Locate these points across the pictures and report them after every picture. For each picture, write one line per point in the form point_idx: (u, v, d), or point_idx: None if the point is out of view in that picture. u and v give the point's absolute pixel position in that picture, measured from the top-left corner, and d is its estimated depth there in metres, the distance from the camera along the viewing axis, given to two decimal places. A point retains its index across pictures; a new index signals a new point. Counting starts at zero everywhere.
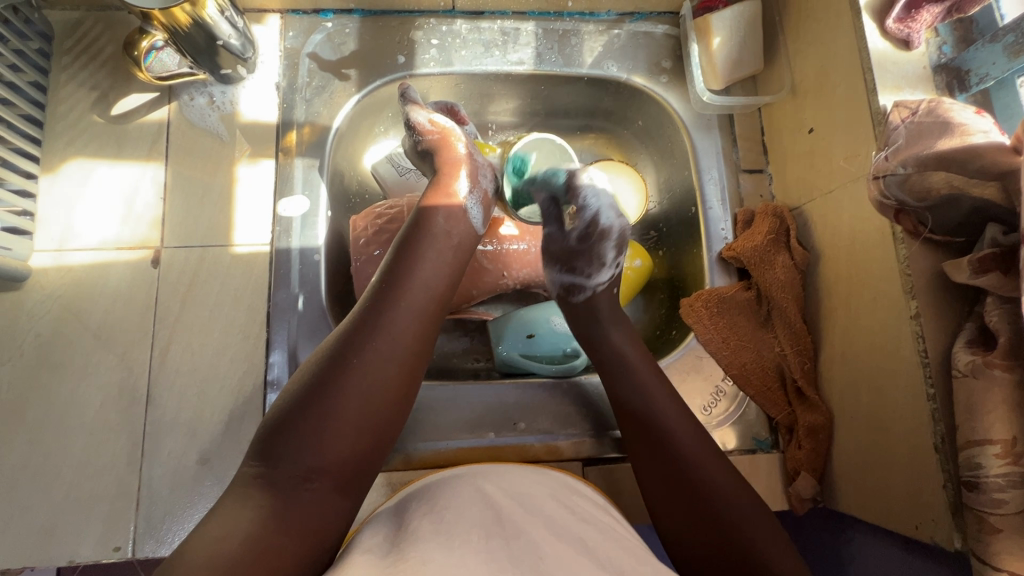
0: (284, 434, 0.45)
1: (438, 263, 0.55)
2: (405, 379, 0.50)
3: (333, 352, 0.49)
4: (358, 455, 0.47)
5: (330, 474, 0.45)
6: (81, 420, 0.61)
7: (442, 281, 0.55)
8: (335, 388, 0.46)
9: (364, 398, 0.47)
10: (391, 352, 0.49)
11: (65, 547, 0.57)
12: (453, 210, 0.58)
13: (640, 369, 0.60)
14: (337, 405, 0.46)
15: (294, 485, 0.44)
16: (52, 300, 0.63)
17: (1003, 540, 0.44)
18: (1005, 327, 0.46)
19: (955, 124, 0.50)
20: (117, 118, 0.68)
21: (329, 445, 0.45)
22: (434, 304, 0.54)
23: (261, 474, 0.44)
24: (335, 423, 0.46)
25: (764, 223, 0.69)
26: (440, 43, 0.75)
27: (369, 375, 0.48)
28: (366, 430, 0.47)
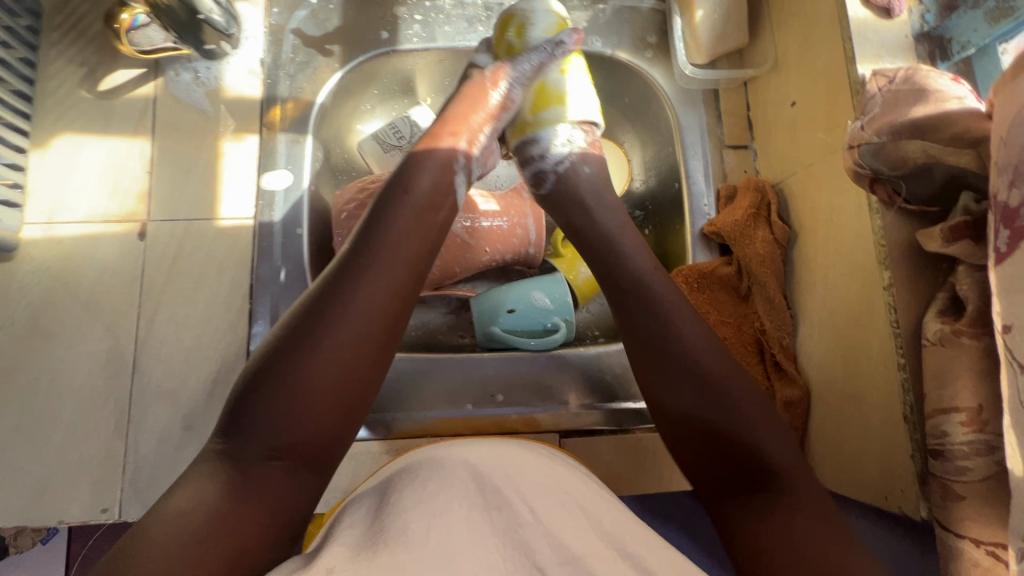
0: (248, 409, 0.43)
1: (416, 231, 0.49)
2: (379, 347, 0.47)
3: (299, 322, 0.45)
4: (326, 424, 0.45)
5: (297, 453, 0.44)
6: (71, 387, 0.63)
7: (421, 256, 0.50)
8: (298, 363, 0.43)
9: (326, 374, 0.44)
10: (360, 325, 0.45)
11: (56, 508, 0.60)
12: (441, 177, 0.53)
13: (676, 316, 0.53)
14: (299, 380, 0.43)
15: (256, 459, 0.43)
16: (42, 271, 0.65)
17: (966, 507, 0.44)
18: (974, 295, 0.46)
19: (930, 91, 0.49)
20: (105, 94, 0.69)
21: (298, 423, 0.43)
22: (413, 275, 0.49)
23: (225, 451, 0.43)
24: (299, 398, 0.43)
25: (745, 198, 0.68)
26: (424, 19, 0.75)
27: (337, 349, 0.44)
28: (333, 400, 0.45)
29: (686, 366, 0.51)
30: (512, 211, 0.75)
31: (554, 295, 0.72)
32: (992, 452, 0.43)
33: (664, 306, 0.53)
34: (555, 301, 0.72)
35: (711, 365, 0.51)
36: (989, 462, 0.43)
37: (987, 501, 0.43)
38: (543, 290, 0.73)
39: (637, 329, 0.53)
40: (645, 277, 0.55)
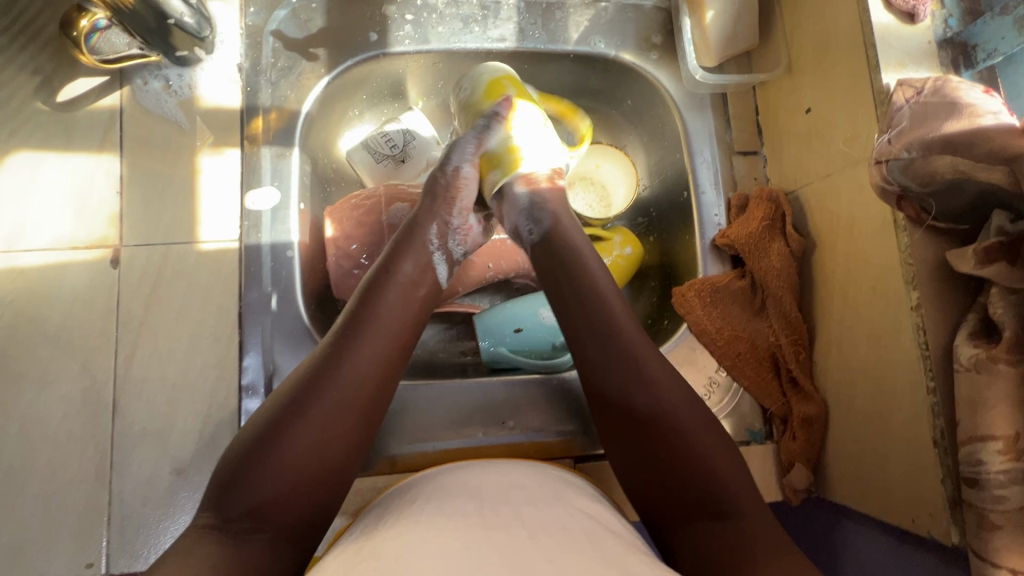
0: (237, 482, 0.45)
1: (401, 308, 0.53)
2: (363, 422, 0.50)
3: (289, 399, 0.48)
4: (315, 490, 0.47)
5: (278, 522, 0.45)
6: (43, 433, 0.57)
7: (406, 329, 0.53)
8: (287, 434, 0.46)
9: (318, 444, 0.47)
10: (343, 400, 0.48)
11: (35, 565, 0.55)
12: (421, 258, 0.56)
13: (635, 349, 0.52)
14: (291, 452, 0.46)
15: (243, 532, 0.44)
16: (4, 306, 0.59)
17: (1002, 537, 0.43)
18: (1010, 319, 0.44)
19: (962, 105, 0.47)
20: (64, 106, 0.63)
21: (282, 490, 0.45)
22: (397, 348, 0.52)
23: (213, 522, 0.44)
24: (291, 469, 0.45)
25: (759, 208, 0.66)
26: (416, 19, 0.70)
27: (323, 421, 0.47)
28: (316, 473, 0.47)
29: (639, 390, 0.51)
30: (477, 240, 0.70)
31: None
32: None
33: (630, 333, 0.53)
34: None
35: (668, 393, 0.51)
36: None
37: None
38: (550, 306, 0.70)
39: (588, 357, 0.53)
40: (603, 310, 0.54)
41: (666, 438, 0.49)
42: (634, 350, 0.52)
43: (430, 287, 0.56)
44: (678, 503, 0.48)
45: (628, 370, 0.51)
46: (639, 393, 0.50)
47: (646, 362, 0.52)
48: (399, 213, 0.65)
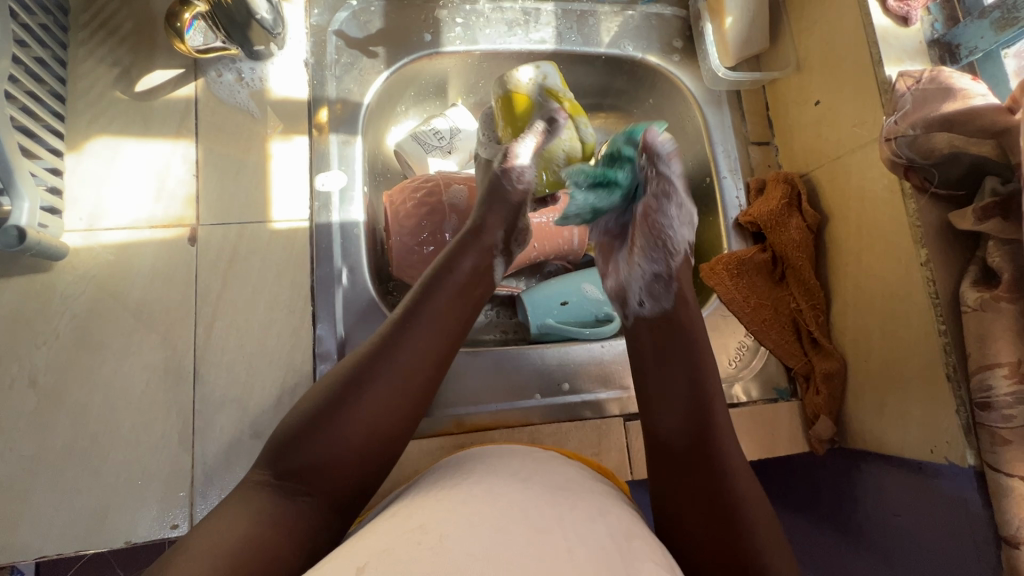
0: (296, 446, 0.48)
1: (455, 304, 0.56)
2: (413, 410, 0.52)
3: (350, 377, 0.51)
4: (364, 463, 0.49)
5: (323, 487, 0.48)
6: (127, 399, 0.60)
7: (458, 324, 0.55)
8: (346, 407, 0.49)
9: (372, 422, 0.49)
10: (396, 385, 0.50)
11: (121, 527, 0.57)
12: (479, 258, 0.58)
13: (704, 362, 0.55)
14: (348, 424, 0.49)
15: (292, 491, 0.47)
16: (86, 281, 0.61)
17: (1013, 450, 0.51)
18: (1008, 265, 0.53)
19: (956, 91, 0.56)
20: (143, 95, 0.67)
21: (335, 456, 0.48)
22: (450, 343, 0.54)
23: (269, 478, 0.48)
24: (344, 439, 0.48)
25: (776, 189, 0.74)
26: (465, 22, 0.77)
27: (380, 401, 0.50)
28: (366, 448, 0.49)
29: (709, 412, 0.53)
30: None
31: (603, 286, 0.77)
32: None
33: (692, 327, 0.57)
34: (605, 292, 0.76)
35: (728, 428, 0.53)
36: None
37: None
38: (592, 281, 0.77)
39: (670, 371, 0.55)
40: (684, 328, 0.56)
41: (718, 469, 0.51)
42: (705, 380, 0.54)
43: (482, 282, 0.58)
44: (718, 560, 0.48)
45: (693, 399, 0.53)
46: (689, 420, 0.53)
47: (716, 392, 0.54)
48: (458, 194, 0.71)
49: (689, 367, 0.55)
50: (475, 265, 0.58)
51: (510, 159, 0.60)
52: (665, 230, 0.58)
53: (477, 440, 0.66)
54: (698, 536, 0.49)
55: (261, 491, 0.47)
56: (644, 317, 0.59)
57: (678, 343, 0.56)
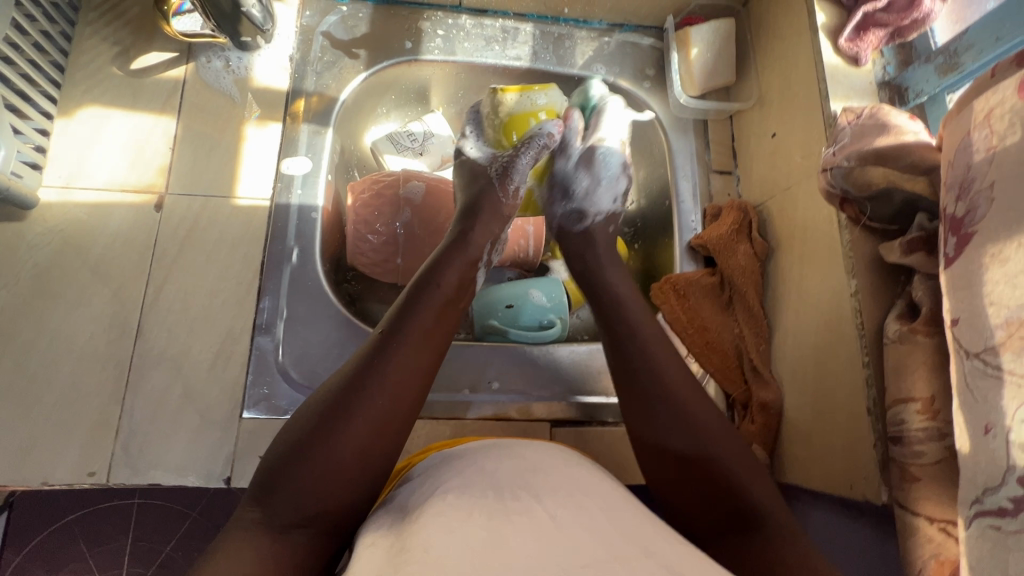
0: (281, 478, 0.45)
1: (442, 318, 0.53)
2: (402, 428, 0.49)
3: (335, 402, 0.47)
4: (354, 491, 0.46)
5: (323, 521, 0.45)
6: (70, 348, 0.63)
7: (444, 336, 0.53)
8: (335, 434, 0.45)
9: (363, 447, 0.46)
10: (389, 404, 0.48)
11: (42, 468, 0.59)
12: (463, 271, 0.58)
13: (658, 350, 0.56)
14: (338, 452, 0.45)
15: (285, 527, 0.43)
16: (53, 234, 0.65)
17: (921, 488, 0.49)
18: (928, 299, 0.52)
19: (892, 126, 0.57)
20: (136, 72, 0.72)
21: (323, 488, 0.44)
22: (434, 355, 0.52)
23: (260, 518, 0.43)
24: (334, 472, 0.45)
25: (729, 216, 0.75)
26: (446, 34, 0.82)
27: (368, 425, 0.46)
28: (360, 474, 0.46)
29: (654, 376, 0.54)
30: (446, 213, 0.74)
31: (550, 293, 0.76)
32: (943, 438, 0.48)
33: (633, 312, 0.59)
34: (552, 299, 0.76)
35: (682, 390, 0.53)
36: (940, 446, 0.49)
37: (939, 482, 0.48)
38: (540, 287, 0.76)
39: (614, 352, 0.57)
40: (620, 304, 0.61)
41: (677, 417, 0.52)
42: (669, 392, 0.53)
43: (467, 289, 0.58)
44: (711, 514, 0.48)
45: (649, 402, 0.53)
46: (686, 434, 0.51)
47: (666, 359, 0.55)
48: (415, 189, 0.74)
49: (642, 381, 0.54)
50: (458, 277, 0.57)
51: (506, 172, 0.67)
52: (585, 208, 0.71)
53: None
54: (693, 518, 0.50)
55: (253, 533, 0.42)
56: (611, 328, 0.59)
57: (621, 329, 0.58)
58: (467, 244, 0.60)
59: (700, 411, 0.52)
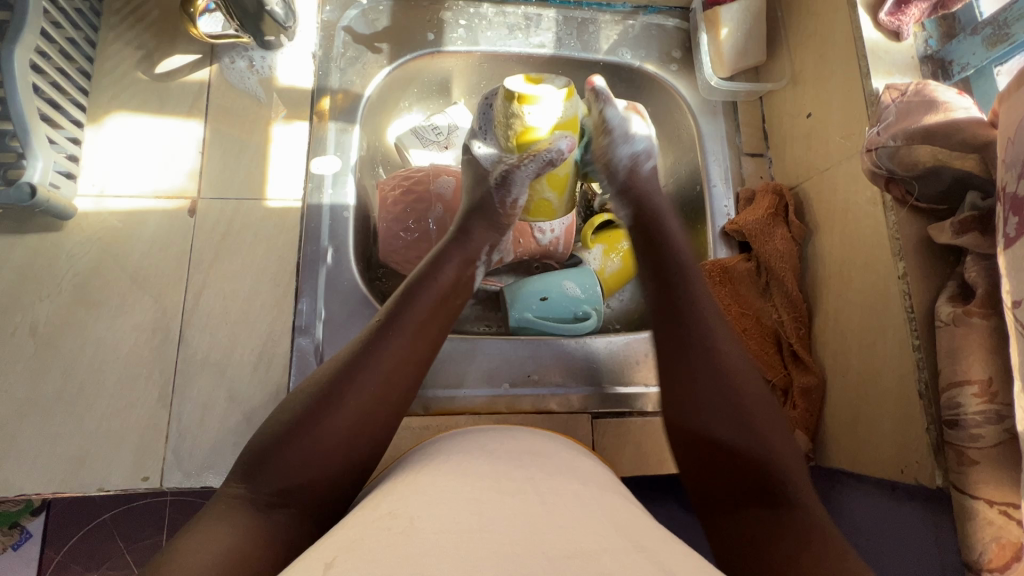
0: (269, 456, 0.46)
1: (439, 308, 0.56)
2: (392, 415, 0.50)
3: (329, 383, 0.49)
4: (336, 473, 0.47)
5: (304, 499, 0.45)
6: (115, 355, 0.63)
7: (440, 327, 0.55)
8: (323, 416, 0.47)
9: (350, 427, 0.48)
10: (380, 391, 0.49)
11: (96, 474, 0.60)
12: (462, 267, 0.60)
13: (704, 307, 0.58)
14: (325, 428, 0.47)
15: (268, 504, 0.44)
16: (91, 243, 0.66)
17: (979, 471, 0.49)
18: (982, 280, 0.52)
19: (939, 102, 0.55)
20: (161, 76, 0.72)
21: (306, 464, 0.46)
22: (431, 346, 0.54)
23: (244, 493, 0.45)
24: (318, 447, 0.46)
25: (764, 200, 0.74)
26: (468, 24, 0.80)
27: (358, 405, 0.48)
28: (344, 455, 0.47)
29: (725, 344, 0.55)
30: None
31: (585, 285, 0.76)
32: (1002, 421, 0.48)
33: (695, 274, 0.61)
34: (586, 291, 0.76)
35: (731, 358, 0.55)
36: (998, 429, 0.48)
37: (999, 465, 0.48)
38: (574, 279, 0.76)
39: (674, 325, 0.57)
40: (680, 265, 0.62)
41: (722, 376, 0.53)
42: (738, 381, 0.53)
43: (467, 283, 0.61)
44: (747, 497, 0.47)
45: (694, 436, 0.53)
46: (724, 400, 0.52)
47: (713, 315, 0.57)
48: (446, 184, 0.74)
49: (687, 371, 0.55)
50: (456, 271, 0.59)
51: (506, 184, 0.65)
52: (638, 155, 0.71)
53: (444, 424, 0.67)
54: (722, 501, 0.49)
55: (236, 507, 0.43)
56: (666, 277, 0.61)
57: (680, 280, 0.60)
58: (469, 240, 0.63)
59: (750, 382, 0.53)
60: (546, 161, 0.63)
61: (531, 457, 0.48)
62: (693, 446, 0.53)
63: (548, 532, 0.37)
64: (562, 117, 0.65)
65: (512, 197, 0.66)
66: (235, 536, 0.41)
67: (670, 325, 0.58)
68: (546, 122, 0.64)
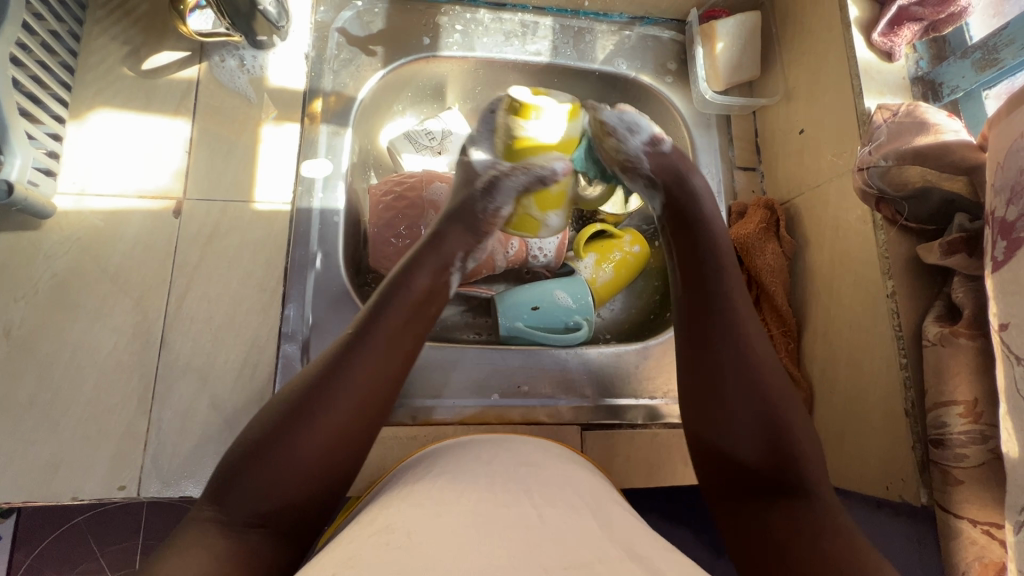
0: (240, 478, 0.44)
1: (410, 319, 0.53)
2: (365, 429, 0.48)
3: (296, 400, 0.47)
4: (312, 491, 0.45)
5: (281, 519, 0.44)
6: (93, 360, 0.61)
7: (412, 337, 0.53)
8: (293, 437, 0.45)
9: (323, 446, 0.46)
10: (352, 407, 0.47)
11: (70, 483, 0.58)
12: (436, 276, 0.57)
13: (733, 285, 0.56)
14: (296, 449, 0.45)
15: (243, 527, 0.42)
16: (70, 243, 0.64)
17: (964, 490, 0.50)
18: (969, 301, 0.52)
19: (930, 125, 0.56)
20: (147, 73, 0.70)
21: (280, 485, 0.44)
22: (404, 358, 0.52)
23: (216, 517, 0.42)
24: (291, 470, 0.44)
25: (756, 214, 0.74)
26: (464, 29, 0.80)
27: (327, 422, 0.46)
28: (321, 473, 0.46)
29: (733, 330, 0.53)
30: None
31: (576, 295, 0.75)
32: (986, 441, 0.49)
33: (726, 253, 0.59)
34: (577, 301, 0.75)
35: (763, 351, 0.52)
36: (983, 449, 0.49)
37: (983, 485, 0.49)
38: (566, 289, 0.75)
39: (705, 308, 0.55)
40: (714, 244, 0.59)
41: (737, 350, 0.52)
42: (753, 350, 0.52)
43: (439, 293, 0.57)
44: (773, 501, 0.46)
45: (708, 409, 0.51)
46: (752, 394, 0.50)
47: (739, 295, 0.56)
48: (439, 191, 0.73)
49: (718, 363, 0.52)
50: (430, 279, 0.57)
51: (490, 189, 0.64)
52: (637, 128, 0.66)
53: (430, 434, 0.66)
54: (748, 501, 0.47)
55: (212, 529, 0.42)
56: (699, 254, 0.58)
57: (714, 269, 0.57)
58: (443, 248, 0.59)
59: (786, 391, 0.51)
60: (538, 178, 0.65)
61: (524, 469, 0.48)
62: (706, 413, 0.51)
63: (541, 547, 0.37)
64: (560, 135, 0.66)
65: (495, 208, 0.64)
66: (217, 557, 0.39)
67: (702, 308, 0.55)
68: (544, 133, 0.66)
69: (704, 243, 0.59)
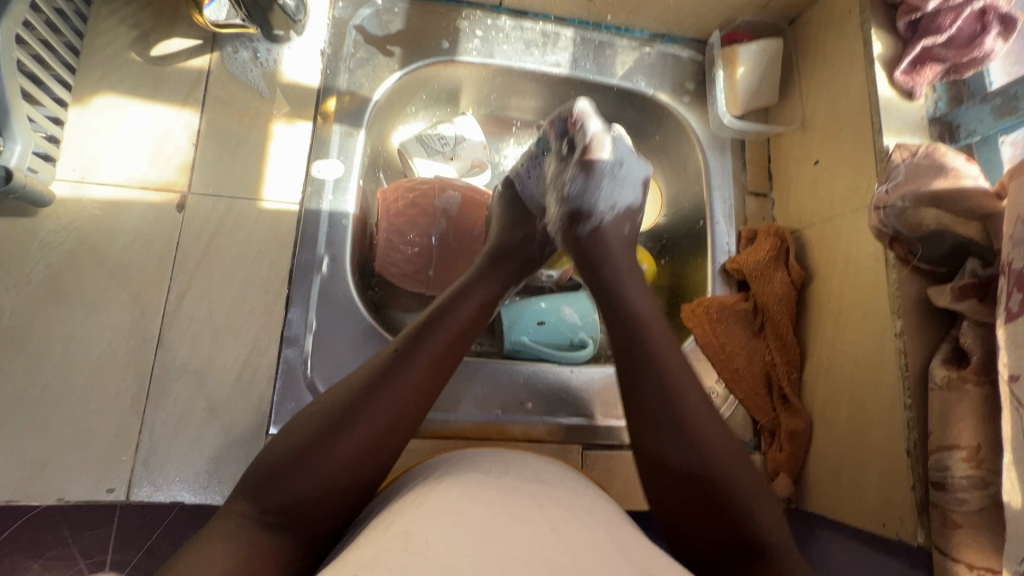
0: (269, 478, 0.43)
1: (453, 346, 0.52)
2: (398, 443, 0.48)
3: (334, 409, 0.46)
4: (342, 498, 0.44)
5: (308, 521, 0.43)
6: (86, 356, 0.59)
7: (451, 364, 0.52)
8: (330, 440, 0.44)
9: (356, 456, 0.45)
10: (390, 420, 0.47)
11: (57, 483, 0.56)
12: (479, 303, 0.56)
13: (653, 327, 0.54)
14: (330, 455, 0.44)
15: (270, 522, 0.42)
16: (67, 232, 0.61)
17: (961, 534, 0.50)
18: (978, 347, 0.53)
19: (949, 168, 0.56)
20: (156, 59, 0.68)
21: (309, 486, 0.43)
22: (441, 381, 0.51)
23: (246, 511, 0.42)
24: (323, 476, 0.43)
25: (766, 241, 0.74)
26: (484, 35, 0.78)
27: (365, 431, 0.45)
28: (351, 482, 0.45)
29: (655, 376, 0.52)
30: (481, 226, 0.73)
31: (583, 312, 0.74)
32: (987, 487, 0.49)
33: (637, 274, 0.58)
34: (583, 318, 0.74)
35: (688, 396, 0.51)
36: (983, 495, 0.49)
37: (981, 530, 0.49)
38: (573, 305, 0.75)
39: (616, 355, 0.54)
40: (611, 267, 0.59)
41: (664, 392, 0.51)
42: (676, 391, 0.51)
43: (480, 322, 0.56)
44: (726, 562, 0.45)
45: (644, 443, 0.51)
46: (684, 451, 0.49)
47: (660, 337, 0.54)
48: (451, 201, 0.72)
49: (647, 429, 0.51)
50: (474, 309, 0.56)
51: (547, 232, 0.66)
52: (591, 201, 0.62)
53: (433, 448, 0.65)
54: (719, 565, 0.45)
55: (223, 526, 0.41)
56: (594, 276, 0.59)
57: (623, 314, 0.55)
58: (487, 277, 0.59)
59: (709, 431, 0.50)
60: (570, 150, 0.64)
61: (533, 482, 0.47)
62: (647, 452, 0.50)
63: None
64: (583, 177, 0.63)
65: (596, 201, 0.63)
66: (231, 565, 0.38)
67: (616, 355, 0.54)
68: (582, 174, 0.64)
69: (618, 293, 0.57)
